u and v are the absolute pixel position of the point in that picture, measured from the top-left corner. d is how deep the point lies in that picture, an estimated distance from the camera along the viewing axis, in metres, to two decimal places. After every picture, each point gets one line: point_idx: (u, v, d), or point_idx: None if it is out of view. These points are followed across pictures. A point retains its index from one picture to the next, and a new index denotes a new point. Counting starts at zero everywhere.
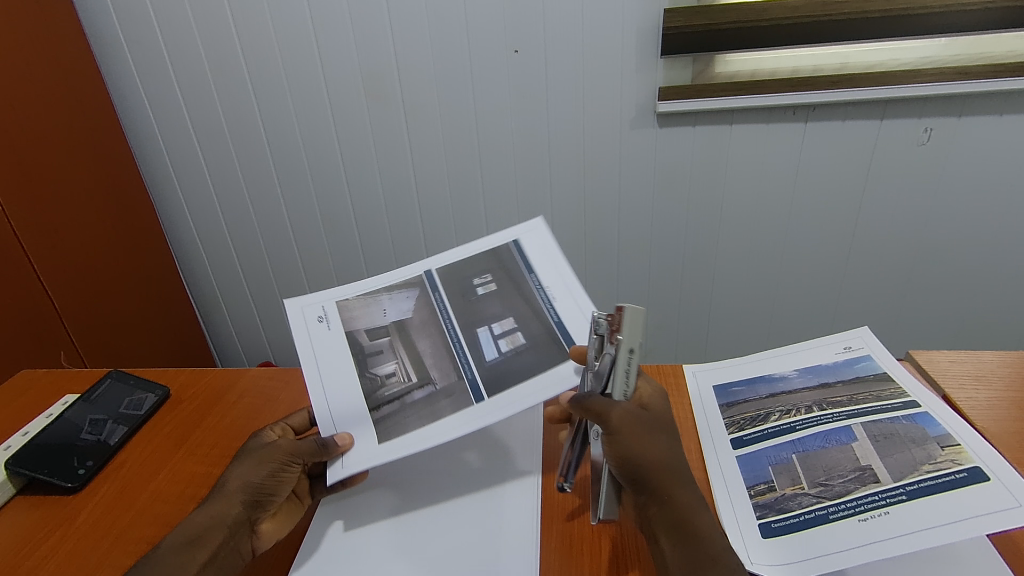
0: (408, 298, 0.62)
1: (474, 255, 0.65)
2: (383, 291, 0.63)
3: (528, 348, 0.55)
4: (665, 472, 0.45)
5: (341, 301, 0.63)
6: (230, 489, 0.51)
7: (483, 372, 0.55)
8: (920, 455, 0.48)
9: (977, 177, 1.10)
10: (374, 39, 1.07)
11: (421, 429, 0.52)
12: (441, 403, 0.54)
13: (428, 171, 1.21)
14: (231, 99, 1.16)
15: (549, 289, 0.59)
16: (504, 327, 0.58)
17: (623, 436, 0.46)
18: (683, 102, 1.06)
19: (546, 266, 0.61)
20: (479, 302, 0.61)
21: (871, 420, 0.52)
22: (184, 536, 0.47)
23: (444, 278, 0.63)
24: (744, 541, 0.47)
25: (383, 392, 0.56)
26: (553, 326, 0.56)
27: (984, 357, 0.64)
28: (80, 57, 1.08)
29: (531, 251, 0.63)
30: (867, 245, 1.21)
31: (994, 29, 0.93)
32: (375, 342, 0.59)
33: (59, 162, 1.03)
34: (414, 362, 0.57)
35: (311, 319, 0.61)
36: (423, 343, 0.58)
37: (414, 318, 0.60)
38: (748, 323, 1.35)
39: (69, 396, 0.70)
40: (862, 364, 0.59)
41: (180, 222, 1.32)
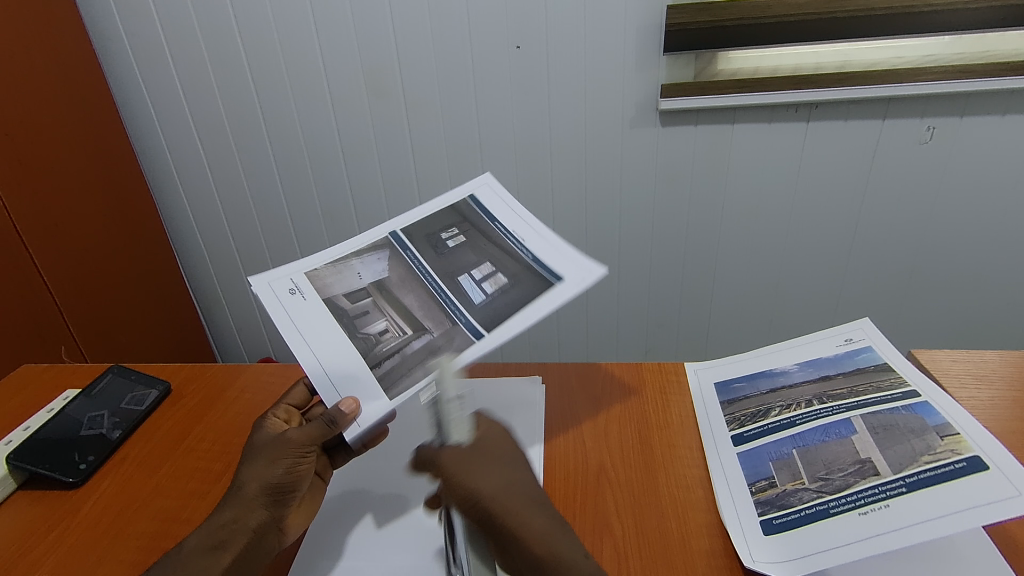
0: (380, 259, 0.60)
1: (432, 213, 0.64)
2: (352, 256, 0.60)
3: (512, 285, 0.56)
4: (507, 511, 0.43)
5: (311, 273, 0.59)
6: (245, 489, 0.49)
7: (476, 314, 0.54)
8: (919, 446, 0.47)
9: (980, 176, 1.10)
10: (376, 37, 1.07)
11: (428, 377, 0.51)
12: (443, 346, 0.52)
13: (429, 169, 1.21)
14: (233, 95, 1.15)
15: (516, 233, 0.61)
16: (484, 272, 0.58)
17: (456, 481, 0.44)
18: (685, 99, 1.06)
19: (507, 214, 0.63)
20: (452, 254, 0.60)
21: (871, 411, 0.52)
22: (206, 542, 0.47)
23: (411, 236, 0.62)
24: (746, 542, 0.46)
25: (380, 349, 0.54)
26: (531, 263, 0.57)
27: (987, 356, 0.64)
28: (81, 53, 1.08)
29: (489, 203, 0.64)
30: (868, 244, 1.21)
31: (997, 27, 0.93)
32: (358, 305, 0.57)
33: (60, 156, 1.03)
34: (403, 314, 0.56)
35: (282, 292, 0.57)
36: (408, 297, 0.57)
37: (391, 275, 0.58)
38: (748, 321, 1.35)
39: (70, 391, 0.70)
40: (863, 356, 0.59)
41: (181, 218, 1.31)
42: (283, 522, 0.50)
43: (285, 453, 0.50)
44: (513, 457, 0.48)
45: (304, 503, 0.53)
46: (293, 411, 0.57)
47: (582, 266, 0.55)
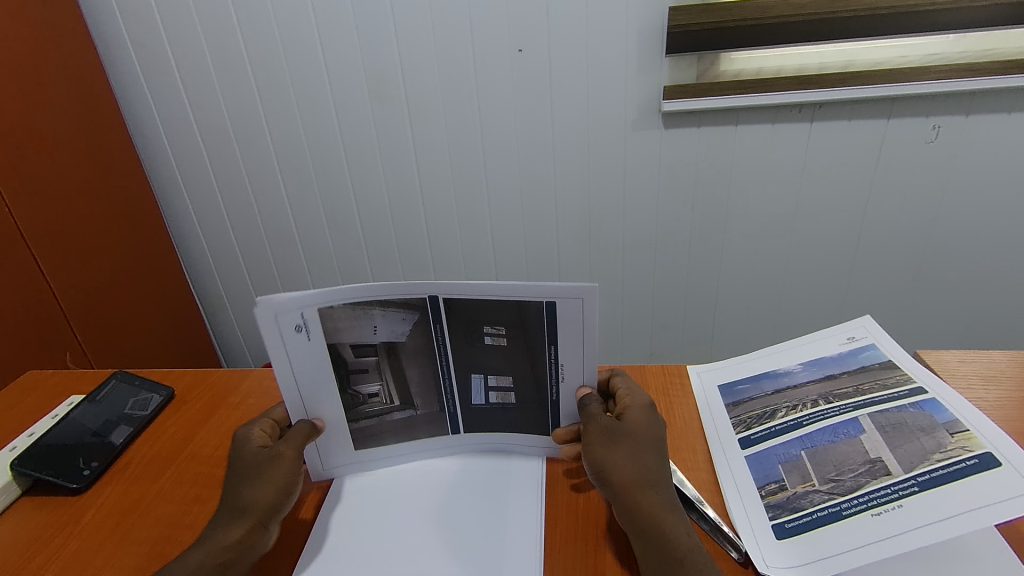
0: (404, 320, 0.53)
1: (489, 299, 0.52)
2: (375, 303, 0.52)
3: (514, 409, 0.57)
4: (641, 496, 0.46)
5: (324, 306, 0.51)
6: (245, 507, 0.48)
7: (464, 414, 0.57)
8: (930, 444, 0.47)
9: (986, 174, 1.09)
10: (377, 42, 1.07)
11: (400, 447, 0.57)
12: (419, 426, 0.57)
13: (431, 173, 1.21)
14: (237, 101, 1.16)
15: (563, 370, 0.54)
16: (500, 382, 0.55)
17: (594, 444, 0.50)
18: (688, 101, 1.06)
19: (573, 346, 0.52)
20: (482, 352, 0.54)
21: (880, 409, 0.51)
22: (216, 559, 0.45)
23: (450, 310, 0.53)
24: (758, 544, 0.46)
25: (363, 408, 0.56)
26: (548, 404, 0.55)
27: (994, 356, 0.64)
28: (86, 60, 1.09)
29: (562, 324, 0.51)
30: (874, 244, 1.20)
31: (1002, 25, 0.92)
32: (361, 359, 0.54)
33: (66, 165, 1.04)
34: (399, 387, 0.56)
35: (286, 327, 0.50)
36: (408, 340, 0.54)
37: (407, 344, 0.54)
38: (754, 322, 1.34)
39: (75, 397, 0.70)
40: (866, 354, 0.58)
41: (185, 222, 1.32)
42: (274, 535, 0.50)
43: (288, 470, 0.50)
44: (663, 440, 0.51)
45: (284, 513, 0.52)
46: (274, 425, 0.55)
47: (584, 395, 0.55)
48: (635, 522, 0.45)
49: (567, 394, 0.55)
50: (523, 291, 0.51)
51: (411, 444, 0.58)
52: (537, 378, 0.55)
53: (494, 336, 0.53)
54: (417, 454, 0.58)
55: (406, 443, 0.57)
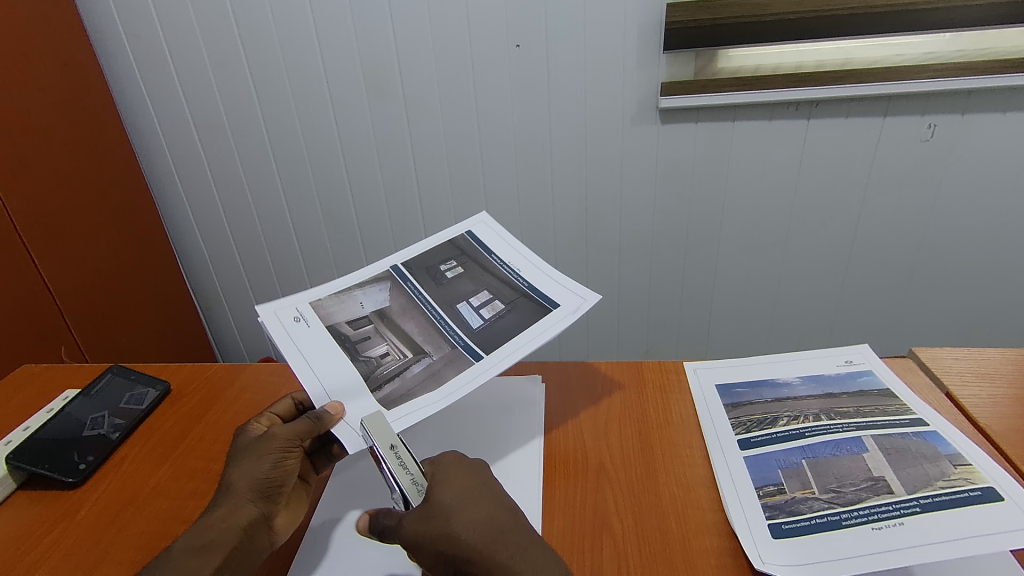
0: (381, 289, 0.62)
1: (431, 247, 0.67)
2: (354, 286, 0.62)
3: (508, 311, 0.60)
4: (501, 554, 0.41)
5: (313, 301, 0.61)
6: (234, 491, 0.49)
7: (473, 337, 0.58)
8: (934, 471, 0.48)
9: (981, 173, 1.09)
10: (374, 34, 1.07)
11: (433, 393, 0.52)
12: (443, 370, 0.55)
13: (428, 165, 1.21)
14: (231, 91, 1.15)
15: (513, 266, 0.65)
16: (481, 300, 0.62)
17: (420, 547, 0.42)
18: (686, 98, 1.06)
19: (504, 248, 0.67)
20: (451, 283, 0.63)
21: (882, 432, 0.52)
22: (197, 540, 0.45)
23: (410, 268, 0.65)
24: (755, 541, 0.46)
25: (381, 372, 0.55)
26: (526, 291, 0.62)
27: (988, 353, 0.64)
28: (79, 50, 1.07)
29: (486, 239, 0.68)
30: (869, 241, 1.20)
31: (999, 23, 0.93)
32: (360, 330, 0.58)
33: (59, 156, 1.03)
34: (405, 340, 0.58)
35: (285, 319, 0.58)
36: (392, 301, 0.61)
37: (392, 304, 0.60)
38: (749, 318, 1.35)
39: (70, 391, 0.70)
40: (864, 378, 0.59)
41: (178, 213, 1.31)
42: (272, 524, 0.49)
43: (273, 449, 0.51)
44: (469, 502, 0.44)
45: (292, 503, 0.52)
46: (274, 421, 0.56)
47: (580, 296, 0.60)
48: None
49: (532, 275, 0.64)
50: (446, 234, 0.69)
51: (443, 386, 0.53)
52: (507, 284, 0.63)
53: (455, 270, 0.65)
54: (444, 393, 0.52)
55: (436, 388, 0.53)
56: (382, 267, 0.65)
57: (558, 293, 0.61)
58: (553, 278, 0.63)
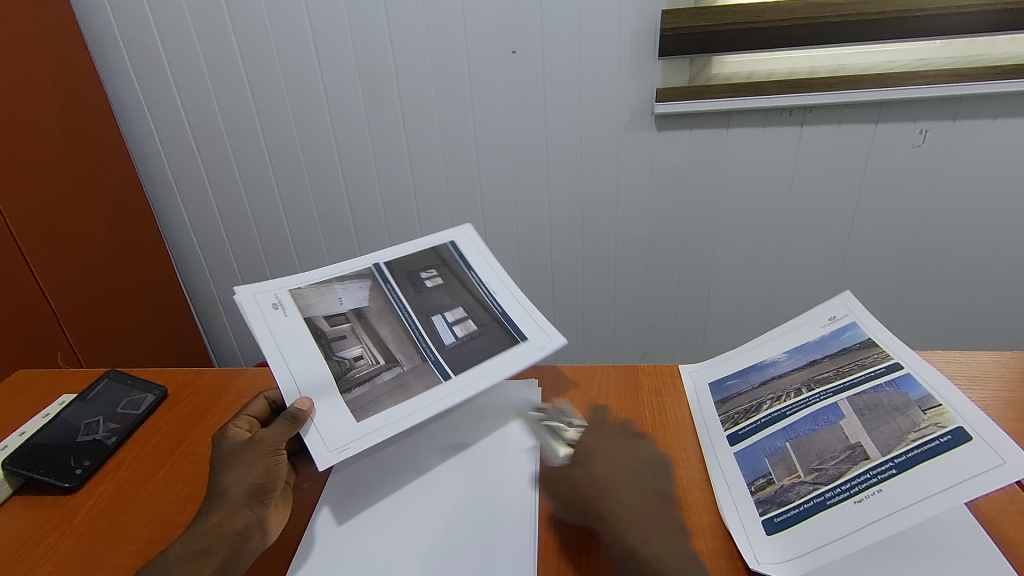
0: (361, 288, 0.62)
1: (414, 252, 0.67)
2: (335, 280, 0.62)
3: (480, 334, 0.61)
4: None
5: (292, 289, 0.61)
6: (223, 496, 0.49)
7: (444, 354, 0.58)
8: (905, 424, 0.47)
9: (972, 178, 1.10)
10: (372, 44, 1.07)
11: (397, 408, 0.53)
12: (410, 382, 0.55)
13: (425, 173, 1.21)
14: (230, 100, 1.15)
15: (490, 286, 0.65)
16: (456, 316, 0.62)
17: None
18: (680, 103, 1.07)
19: (484, 266, 0.67)
20: (429, 293, 0.63)
21: (858, 391, 0.52)
22: (194, 545, 0.45)
23: (392, 270, 0.65)
24: (748, 537, 0.47)
25: (352, 375, 0.55)
26: (499, 317, 0.62)
27: (978, 357, 0.65)
28: (77, 58, 1.08)
29: (467, 252, 0.68)
30: (862, 245, 1.21)
31: (989, 31, 0.94)
32: (335, 328, 0.59)
33: (55, 161, 1.03)
34: (378, 345, 0.58)
35: (263, 305, 0.58)
36: (371, 302, 0.61)
37: (371, 305, 0.61)
38: (744, 323, 1.35)
39: (66, 396, 0.70)
40: (848, 333, 0.58)
41: (175, 221, 1.31)
42: (267, 527, 0.49)
43: (262, 452, 0.51)
44: None
45: (282, 505, 0.52)
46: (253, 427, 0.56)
47: (548, 336, 0.60)
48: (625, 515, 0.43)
49: (507, 301, 0.64)
50: (429, 241, 0.69)
51: (409, 400, 0.54)
52: (481, 305, 0.63)
53: (433, 279, 0.65)
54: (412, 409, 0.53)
55: (403, 402, 0.54)
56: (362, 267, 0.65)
57: (527, 324, 0.61)
58: (523, 308, 0.63)
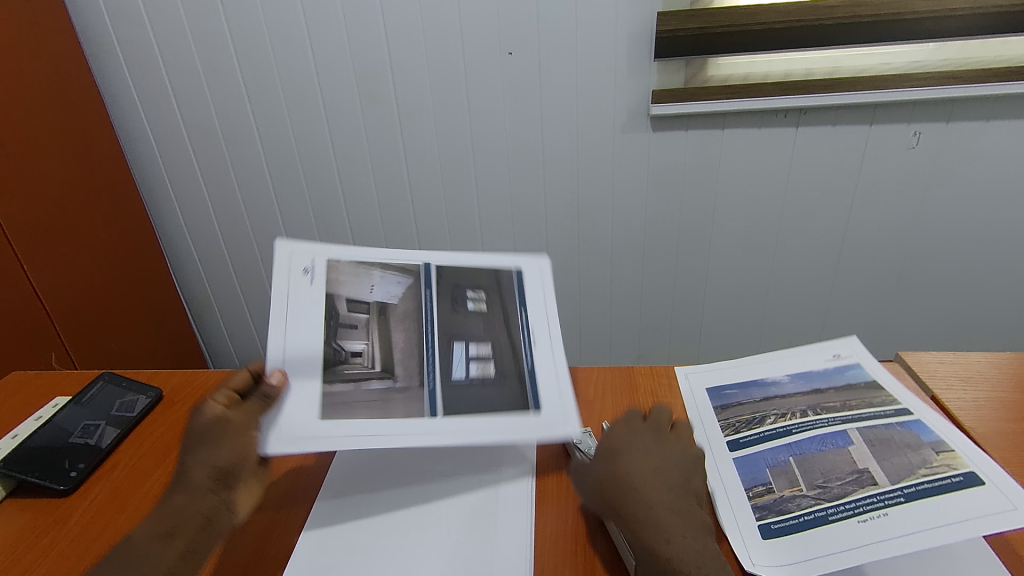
0: (398, 283, 0.60)
1: (473, 268, 0.64)
2: (376, 266, 0.61)
3: (494, 383, 0.55)
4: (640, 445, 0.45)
5: (332, 259, 0.60)
6: (188, 478, 0.47)
7: (444, 389, 0.54)
8: (916, 459, 0.49)
9: (965, 180, 1.11)
10: (367, 43, 1.07)
11: (368, 422, 0.50)
12: (394, 400, 0.53)
13: (420, 173, 1.21)
14: (223, 96, 1.15)
15: (533, 333, 0.60)
16: (479, 351, 0.58)
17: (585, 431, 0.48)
18: (676, 105, 1.07)
19: (539, 308, 0.62)
20: (464, 315, 0.60)
21: (868, 424, 0.53)
22: (155, 529, 0.45)
23: (440, 277, 0.62)
24: (744, 542, 0.47)
25: (343, 369, 0.54)
26: (525, 374, 0.56)
27: (972, 357, 0.65)
28: (70, 57, 1.07)
29: (529, 287, 0.64)
30: (857, 246, 1.22)
31: (982, 34, 0.95)
32: (353, 314, 0.57)
33: (50, 162, 1.02)
34: (384, 349, 0.56)
35: (295, 267, 0.58)
36: (399, 301, 0.59)
37: (398, 304, 0.59)
38: (740, 323, 1.36)
39: (60, 398, 0.69)
40: (852, 371, 0.60)
41: (170, 221, 1.31)
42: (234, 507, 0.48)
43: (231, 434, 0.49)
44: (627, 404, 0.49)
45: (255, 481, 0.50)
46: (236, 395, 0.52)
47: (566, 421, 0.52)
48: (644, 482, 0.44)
49: (541, 356, 0.58)
50: (496, 262, 0.66)
51: (383, 421, 0.51)
52: (511, 351, 0.58)
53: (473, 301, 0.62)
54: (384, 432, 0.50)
55: (376, 419, 0.51)
56: (414, 266, 0.63)
57: (550, 398, 0.54)
58: (557, 371, 0.57)
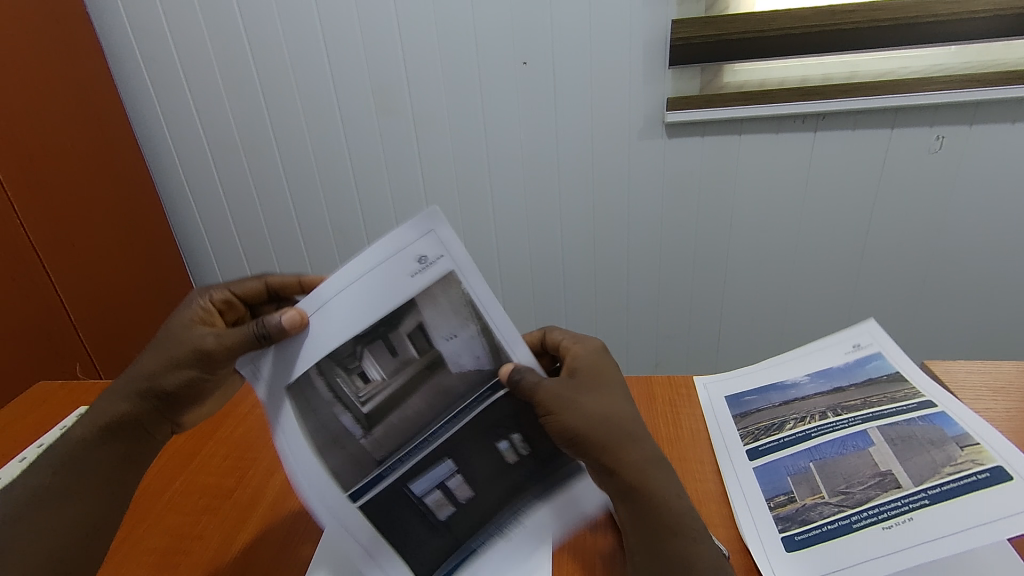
0: (478, 357, 0.49)
1: None
2: (481, 322, 0.49)
3: (435, 525, 0.49)
4: (608, 434, 0.46)
5: (456, 278, 0.47)
6: (132, 380, 0.51)
7: (388, 485, 0.48)
8: (940, 457, 0.48)
9: (991, 184, 1.09)
10: (384, 57, 1.09)
11: (309, 446, 0.48)
12: (350, 443, 0.48)
13: (437, 183, 1.22)
14: (244, 110, 1.17)
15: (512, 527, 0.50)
16: (458, 491, 0.49)
17: (553, 412, 0.47)
18: (691, 112, 1.07)
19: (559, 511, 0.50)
20: (491, 446, 0.50)
21: (890, 421, 0.52)
22: (98, 427, 0.50)
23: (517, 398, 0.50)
24: (766, 553, 0.46)
25: (344, 375, 0.47)
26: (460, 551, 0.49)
27: (1003, 366, 0.63)
28: (97, 75, 1.10)
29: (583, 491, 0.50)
30: (879, 252, 1.20)
31: (1005, 35, 0.93)
32: (404, 339, 0.48)
33: (77, 177, 1.05)
34: (386, 402, 0.48)
35: (415, 251, 0.46)
36: (454, 369, 0.49)
37: (450, 375, 0.49)
38: (760, 331, 1.34)
39: (84, 408, 0.71)
40: (873, 364, 0.59)
41: (192, 234, 1.33)
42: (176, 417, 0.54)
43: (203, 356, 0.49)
44: (603, 380, 0.50)
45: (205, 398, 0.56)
46: (236, 302, 0.54)
47: None
48: (624, 477, 0.45)
49: (498, 551, 0.49)
50: None
51: (319, 454, 0.48)
52: (473, 527, 0.50)
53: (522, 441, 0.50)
54: (312, 467, 0.48)
55: (320, 448, 0.48)
56: (509, 355, 0.50)
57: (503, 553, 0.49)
58: (498, 573, 0.49)
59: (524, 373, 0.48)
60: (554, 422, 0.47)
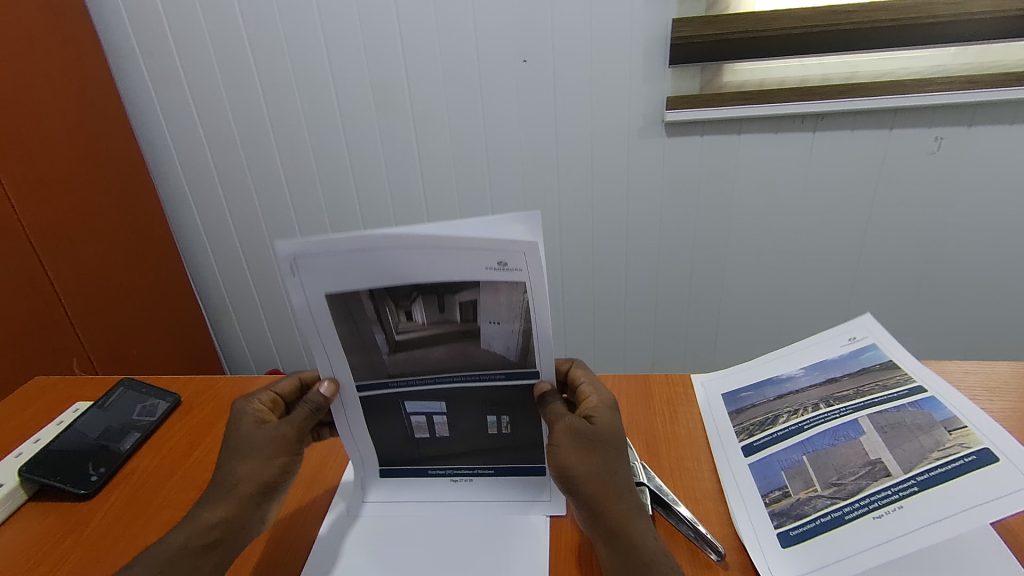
0: (508, 350, 0.48)
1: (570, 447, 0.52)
2: (525, 328, 0.46)
3: (413, 437, 0.54)
4: (598, 485, 0.45)
5: (528, 293, 0.44)
6: (223, 484, 0.48)
7: (391, 396, 0.51)
8: (928, 442, 0.47)
9: (988, 186, 1.09)
10: (383, 52, 1.08)
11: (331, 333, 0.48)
12: (371, 355, 0.49)
13: (435, 180, 1.22)
14: (243, 105, 1.16)
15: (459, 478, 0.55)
16: (437, 430, 0.53)
17: (559, 446, 0.47)
18: (691, 111, 1.07)
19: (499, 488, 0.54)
20: (480, 414, 0.52)
21: (878, 410, 0.51)
22: (197, 539, 0.45)
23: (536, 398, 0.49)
24: (763, 551, 0.46)
25: (394, 303, 0.46)
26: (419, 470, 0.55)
27: (999, 367, 0.64)
28: (95, 68, 1.10)
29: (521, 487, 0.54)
30: (877, 253, 1.20)
31: (1005, 37, 0.93)
32: (451, 305, 0.46)
33: (76, 172, 1.05)
34: (416, 344, 0.48)
35: (501, 253, 0.42)
36: (483, 345, 0.47)
37: (477, 350, 0.48)
38: (757, 330, 1.34)
39: (81, 403, 0.70)
40: (867, 355, 0.57)
41: (189, 228, 1.33)
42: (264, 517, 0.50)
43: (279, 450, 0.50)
44: (625, 447, 0.49)
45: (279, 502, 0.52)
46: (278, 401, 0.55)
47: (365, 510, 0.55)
48: (603, 527, 0.44)
49: (441, 484, 0.55)
50: None
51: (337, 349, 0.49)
52: (440, 455, 0.55)
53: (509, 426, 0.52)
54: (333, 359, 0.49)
55: (345, 341, 0.48)
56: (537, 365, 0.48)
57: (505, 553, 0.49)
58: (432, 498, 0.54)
59: (552, 403, 0.49)
60: (554, 457, 0.47)
